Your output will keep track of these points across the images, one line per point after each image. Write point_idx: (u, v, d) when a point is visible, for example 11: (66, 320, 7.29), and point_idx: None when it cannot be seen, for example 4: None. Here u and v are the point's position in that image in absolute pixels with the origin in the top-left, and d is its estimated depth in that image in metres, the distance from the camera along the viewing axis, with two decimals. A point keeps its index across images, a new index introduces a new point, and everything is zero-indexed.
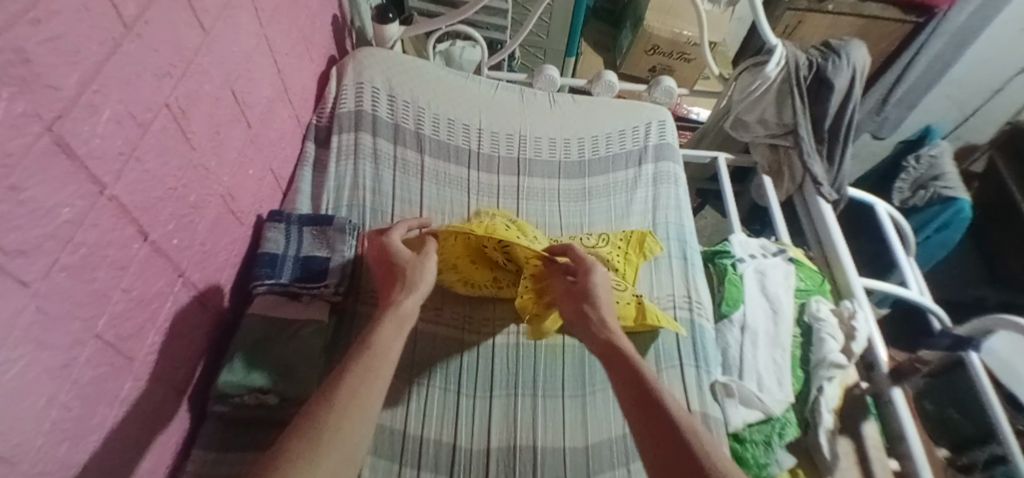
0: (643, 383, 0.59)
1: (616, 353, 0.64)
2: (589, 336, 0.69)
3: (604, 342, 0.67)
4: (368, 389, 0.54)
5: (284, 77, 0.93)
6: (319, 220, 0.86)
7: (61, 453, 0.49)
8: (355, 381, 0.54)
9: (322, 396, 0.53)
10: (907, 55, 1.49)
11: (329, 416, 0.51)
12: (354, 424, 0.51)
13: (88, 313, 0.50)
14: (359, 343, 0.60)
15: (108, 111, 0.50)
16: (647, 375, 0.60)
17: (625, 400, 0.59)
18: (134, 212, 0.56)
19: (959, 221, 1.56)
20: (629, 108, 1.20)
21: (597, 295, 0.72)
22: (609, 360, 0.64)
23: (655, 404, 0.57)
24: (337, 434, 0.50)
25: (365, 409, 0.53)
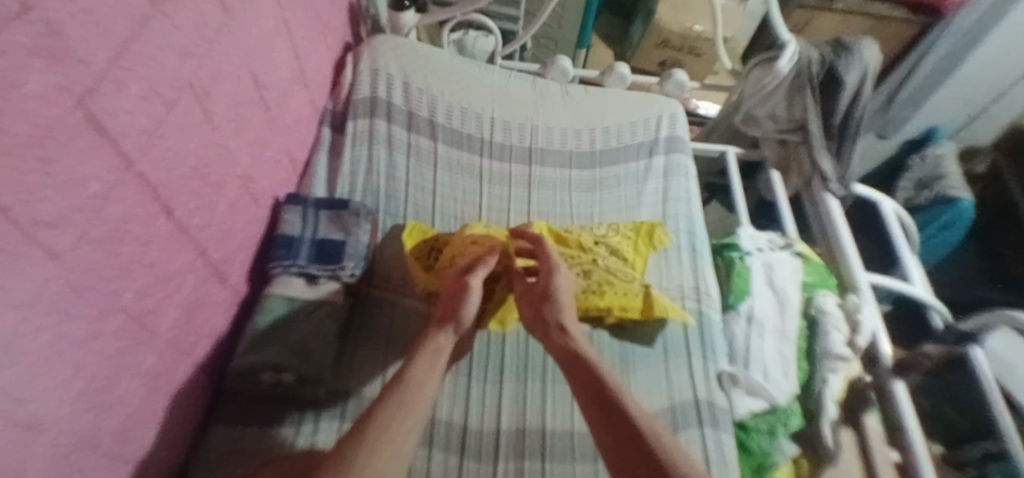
0: (601, 384, 0.60)
1: (572, 358, 0.65)
2: (550, 341, 0.69)
3: (562, 346, 0.67)
4: (401, 425, 0.52)
5: (302, 62, 0.94)
6: (335, 203, 0.87)
7: (85, 422, 0.50)
8: (388, 415, 0.53)
9: (358, 425, 0.52)
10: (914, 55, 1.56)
11: (359, 446, 0.49)
12: (384, 460, 0.48)
13: (113, 287, 0.51)
14: (393, 379, 0.59)
15: (134, 88, 0.51)
16: (608, 378, 0.61)
17: (588, 405, 0.59)
18: (158, 189, 0.56)
19: (961, 222, 1.57)
20: (640, 101, 1.21)
21: (559, 298, 0.73)
22: (568, 363, 0.65)
23: (614, 404, 0.57)
24: (369, 467, 0.47)
25: (396, 444, 0.50)
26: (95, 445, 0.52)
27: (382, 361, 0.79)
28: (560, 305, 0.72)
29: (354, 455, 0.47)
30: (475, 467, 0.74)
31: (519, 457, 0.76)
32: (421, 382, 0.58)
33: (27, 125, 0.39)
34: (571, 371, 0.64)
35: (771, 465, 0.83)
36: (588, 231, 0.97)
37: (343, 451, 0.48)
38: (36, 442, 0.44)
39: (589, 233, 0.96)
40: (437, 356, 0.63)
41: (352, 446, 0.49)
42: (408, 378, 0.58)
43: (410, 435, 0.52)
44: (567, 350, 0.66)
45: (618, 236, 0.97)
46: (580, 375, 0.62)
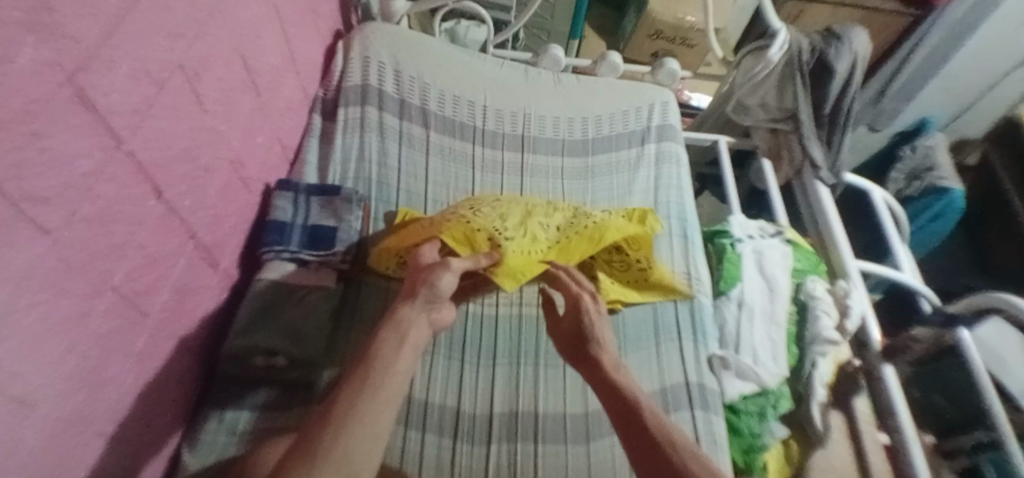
0: (637, 418, 0.56)
1: (610, 388, 0.61)
2: (587, 371, 0.66)
3: (602, 380, 0.63)
4: (370, 409, 0.48)
5: (292, 47, 0.93)
6: (326, 190, 0.87)
7: (78, 400, 0.50)
8: (353, 396, 0.49)
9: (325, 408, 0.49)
10: (905, 48, 1.50)
11: (324, 431, 0.46)
12: (352, 441, 0.45)
13: (106, 266, 0.51)
14: (359, 358, 0.55)
15: (124, 66, 0.51)
16: (639, 397, 0.59)
17: (625, 434, 0.55)
18: (149, 169, 0.56)
19: (951, 212, 1.59)
20: (632, 89, 1.22)
21: (599, 333, 0.69)
22: (610, 398, 0.60)
23: (658, 438, 0.53)
24: (331, 452, 0.44)
25: (367, 426, 0.47)
26: (88, 423, 0.52)
27: None
28: (601, 338, 0.69)
29: (319, 441, 0.45)
30: (468, 449, 0.75)
31: (510, 439, 0.76)
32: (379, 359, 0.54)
33: (18, 99, 0.38)
34: (610, 401, 0.60)
35: (759, 446, 0.83)
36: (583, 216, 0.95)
37: (308, 438, 0.45)
38: (31, 418, 0.44)
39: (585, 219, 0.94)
40: (404, 327, 0.59)
41: (317, 432, 0.46)
42: (378, 359, 0.54)
43: (383, 414, 0.49)
44: (604, 382, 0.62)
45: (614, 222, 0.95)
46: (622, 412, 0.58)
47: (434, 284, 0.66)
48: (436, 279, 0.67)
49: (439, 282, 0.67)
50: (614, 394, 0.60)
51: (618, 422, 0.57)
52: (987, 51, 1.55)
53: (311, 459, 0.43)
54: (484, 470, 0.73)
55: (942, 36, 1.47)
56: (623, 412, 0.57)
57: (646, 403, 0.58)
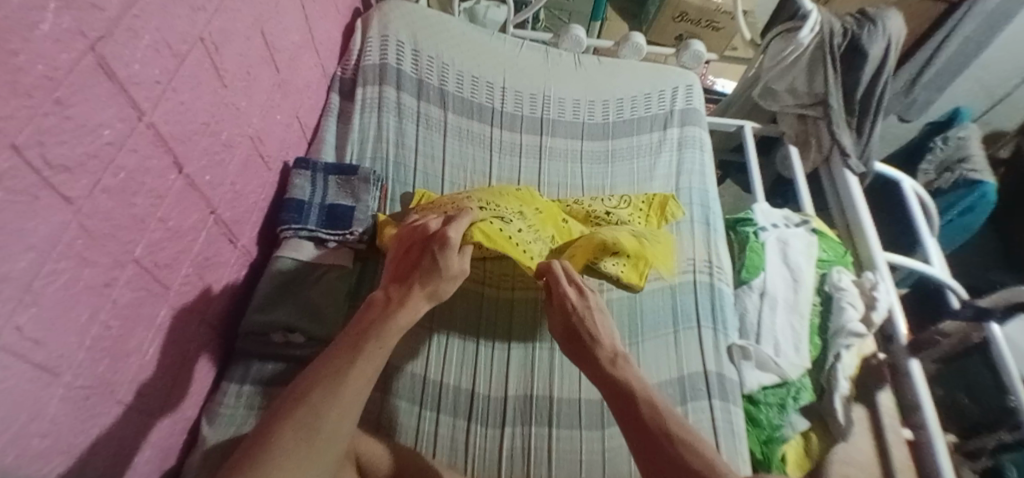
0: (642, 415, 0.55)
1: (616, 390, 0.59)
2: (590, 372, 0.64)
3: (604, 379, 0.62)
4: (337, 375, 0.52)
5: (311, 24, 0.92)
6: (344, 169, 0.86)
7: (101, 369, 0.51)
8: (364, 372, 0.54)
9: (328, 376, 0.52)
10: (939, 36, 1.41)
11: (327, 401, 0.50)
12: (315, 405, 0.50)
13: (128, 238, 0.51)
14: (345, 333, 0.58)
15: (146, 38, 0.51)
16: (638, 387, 0.59)
17: (634, 432, 0.54)
18: (170, 143, 0.56)
19: (983, 205, 1.53)
20: (655, 72, 1.19)
21: (593, 328, 0.68)
22: (613, 392, 0.60)
23: (654, 430, 0.53)
24: (307, 417, 0.49)
25: (337, 392, 0.51)
26: (112, 392, 0.53)
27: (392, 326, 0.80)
28: (596, 332, 0.67)
29: (323, 417, 0.49)
30: (482, 431, 0.75)
31: (525, 422, 0.76)
32: (385, 342, 0.57)
33: (43, 66, 0.38)
34: (618, 402, 0.58)
35: (780, 438, 0.82)
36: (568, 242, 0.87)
37: (312, 407, 0.50)
38: (54, 386, 0.45)
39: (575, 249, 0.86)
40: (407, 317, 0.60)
41: (323, 405, 0.50)
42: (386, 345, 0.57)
43: (353, 384, 0.52)
44: (608, 382, 0.61)
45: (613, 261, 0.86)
46: (627, 413, 0.57)
47: (446, 289, 0.65)
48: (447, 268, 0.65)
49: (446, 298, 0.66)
50: (620, 390, 0.59)
51: (618, 416, 0.57)
52: (1022, 39, 1.47)
53: (318, 436, 0.49)
54: (498, 451, 0.73)
55: (977, 25, 1.39)
56: (625, 407, 0.57)
57: (648, 398, 0.57)
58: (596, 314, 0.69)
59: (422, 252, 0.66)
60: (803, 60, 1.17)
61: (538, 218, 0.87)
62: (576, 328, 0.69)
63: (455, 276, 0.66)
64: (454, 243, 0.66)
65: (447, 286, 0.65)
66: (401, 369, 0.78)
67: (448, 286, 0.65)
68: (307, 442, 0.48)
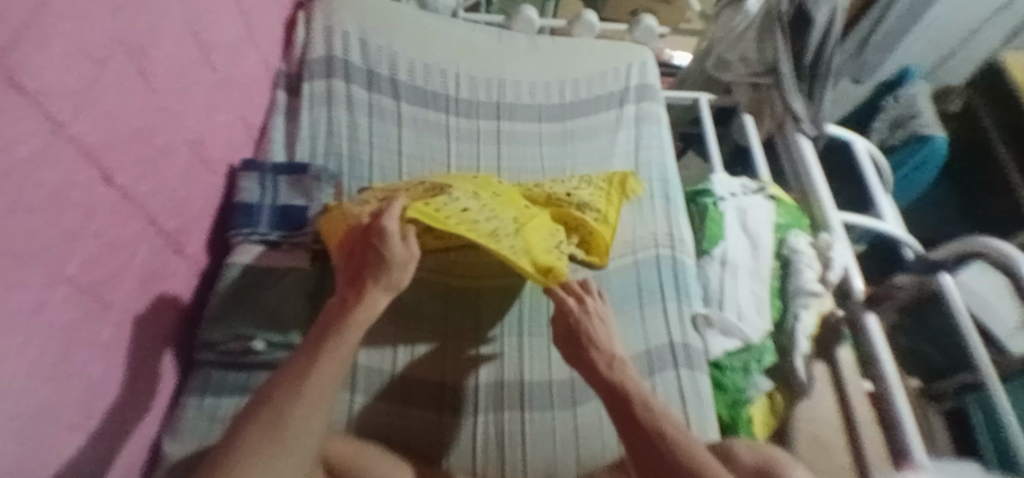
0: (634, 418, 0.57)
1: (612, 392, 0.61)
2: (587, 373, 0.65)
3: (599, 381, 0.63)
4: (301, 376, 0.53)
5: (248, 18, 0.89)
6: (295, 168, 0.84)
7: (44, 394, 0.49)
8: (327, 369, 0.54)
9: (294, 376, 0.53)
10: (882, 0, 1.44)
11: (292, 400, 0.51)
12: (281, 406, 0.51)
13: (58, 257, 0.49)
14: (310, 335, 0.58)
15: (60, 45, 0.48)
16: (633, 389, 0.60)
17: (629, 437, 0.56)
18: (96, 154, 0.54)
19: (935, 160, 1.58)
20: (609, 49, 1.18)
21: (593, 333, 0.68)
22: (609, 394, 0.61)
23: (649, 431, 0.55)
24: (275, 418, 0.50)
25: (302, 391, 0.52)
26: (59, 417, 0.51)
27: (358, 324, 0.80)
28: (597, 339, 0.68)
29: (290, 415, 0.50)
30: (454, 421, 0.75)
31: (498, 408, 0.77)
32: (344, 338, 0.56)
33: None
34: (613, 405, 0.60)
35: (745, 399, 0.84)
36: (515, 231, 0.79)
37: (278, 406, 0.51)
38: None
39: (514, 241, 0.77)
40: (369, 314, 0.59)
41: (289, 402, 0.51)
42: (345, 339, 0.56)
43: (319, 380, 0.53)
44: (604, 384, 0.62)
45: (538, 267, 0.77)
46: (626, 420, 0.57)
47: (401, 277, 0.63)
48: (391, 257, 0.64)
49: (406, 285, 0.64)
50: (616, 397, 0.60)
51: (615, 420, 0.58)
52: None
53: (285, 434, 0.49)
54: (473, 440, 0.74)
55: None
56: (621, 411, 0.58)
57: (641, 398, 0.59)
58: (597, 321, 0.70)
59: (368, 246, 0.65)
60: (752, 30, 1.20)
61: (497, 201, 0.82)
62: (574, 332, 0.69)
63: (406, 261, 0.64)
64: (392, 230, 0.65)
65: (401, 274, 0.63)
66: (368, 367, 0.78)
67: (402, 274, 0.63)
68: (275, 440, 0.49)
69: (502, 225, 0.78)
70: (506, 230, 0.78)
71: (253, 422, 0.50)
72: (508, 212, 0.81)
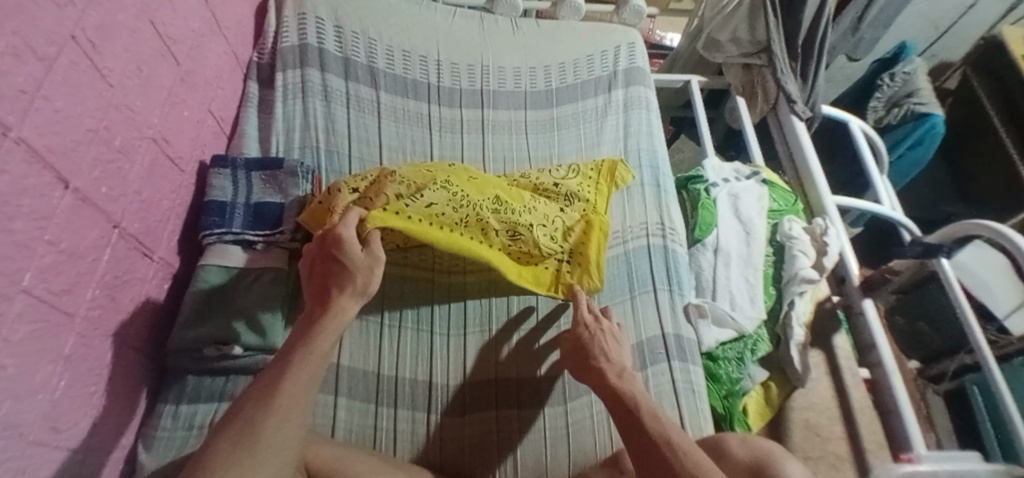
0: (639, 425, 0.57)
1: (617, 399, 0.61)
2: (594, 383, 0.65)
3: (603, 385, 0.64)
4: (275, 383, 0.51)
5: (214, 8, 0.84)
6: (268, 164, 0.80)
7: (5, 413, 0.46)
8: (301, 377, 0.52)
9: (265, 388, 0.51)
10: None
11: (263, 410, 0.49)
12: (254, 414, 0.49)
13: (11, 268, 0.46)
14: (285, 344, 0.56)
15: (3, 42, 0.44)
16: (641, 399, 0.60)
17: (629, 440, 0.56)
18: (49, 157, 0.50)
19: (932, 138, 1.56)
20: (595, 32, 1.15)
21: (605, 347, 0.69)
22: (612, 401, 0.61)
23: (654, 439, 0.55)
24: (246, 428, 0.48)
25: (275, 398, 0.50)
26: (26, 435, 0.48)
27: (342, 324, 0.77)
28: (608, 351, 0.68)
29: (262, 425, 0.48)
30: (442, 421, 0.73)
31: (488, 407, 0.75)
32: (315, 346, 0.55)
33: None
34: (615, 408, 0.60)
35: (739, 391, 0.83)
36: (494, 212, 0.79)
37: (248, 419, 0.48)
38: None
39: (492, 223, 0.78)
40: (340, 322, 0.58)
41: (261, 415, 0.49)
42: (315, 347, 0.55)
43: (294, 387, 0.51)
44: (610, 390, 0.62)
45: (521, 245, 0.80)
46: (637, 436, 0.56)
47: (368, 281, 0.62)
48: (351, 260, 0.62)
49: (376, 289, 0.63)
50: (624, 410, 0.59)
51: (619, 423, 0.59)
52: None
53: (257, 444, 0.47)
54: (462, 440, 0.72)
55: None
56: (622, 414, 0.59)
57: (647, 408, 0.59)
58: (610, 339, 0.71)
59: (329, 254, 0.63)
60: (743, 8, 1.16)
61: (472, 185, 0.81)
62: (586, 343, 0.70)
63: (370, 265, 0.63)
64: (348, 237, 0.63)
65: (368, 278, 0.62)
66: (351, 368, 0.75)
67: (369, 278, 0.62)
68: (246, 451, 0.46)
69: (479, 209, 0.78)
70: (482, 213, 0.78)
71: (222, 438, 0.47)
72: (488, 194, 0.80)
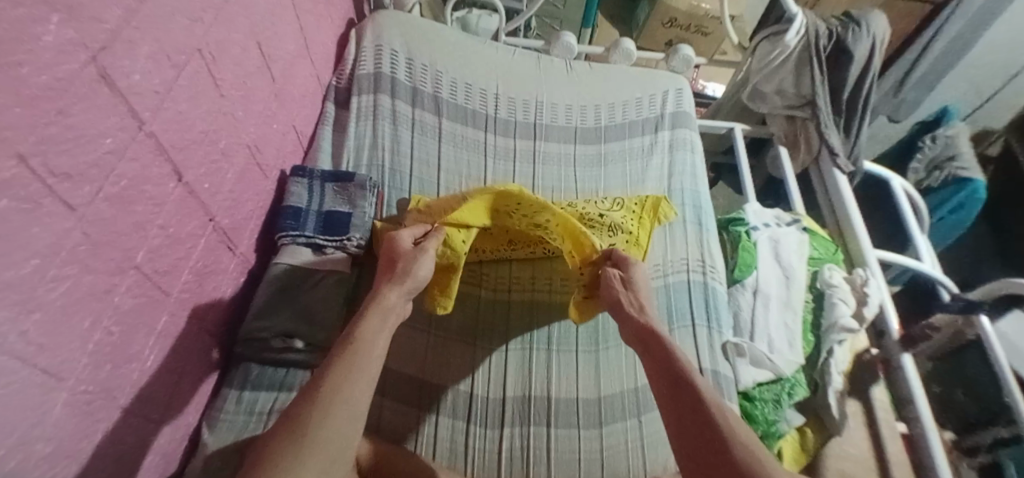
0: (690, 386, 0.58)
1: (662, 353, 0.63)
2: (636, 328, 0.69)
3: (637, 326, 0.69)
4: (320, 382, 0.55)
5: (306, 34, 0.94)
6: (341, 176, 0.87)
7: (104, 375, 0.51)
8: (341, 376, 0.56)
9: (311, 387, 0.55)
10: (913, 52, 1.47)
11: (308, 408, 0.53)
12: (303, 410, 0.53)
13: (128, 244, 0.52)
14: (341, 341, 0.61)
15: (145, 49, 0.52)
16: (679, 356, 0.62)
17: (669, 394, 0.59)
18: (170, 151, 0.57)
19: (973, 202, 1.56)
20: (645, 77, 1.21)
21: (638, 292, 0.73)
22: (647, 346, 0.66)
23: (690, 394, 0.57)
24: (295, 424, 0.52)
25: (318, 398, 0.54)
26: (114, 398, 0.53)
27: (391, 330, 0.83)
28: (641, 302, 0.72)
29: (308, 419, 0.52)
30: (481, 432, 0.76)
31: (522, 422, 0.77)
32: (357, 341, 0.60)
33: (45, 76, 0.39)
34: (657, 366, 0.62)
35: (775, 433, 0.83)
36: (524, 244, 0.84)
37: (295, 418, 0.52)
38: (56, 391, 0.45)
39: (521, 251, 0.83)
40: (386, 312, 0.64)
41: (306, 412, 0.53)
42: (358, 339, 0.60)
43: (335, 385, 0.55)
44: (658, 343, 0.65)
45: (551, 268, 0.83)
46: (671, 387, 0.59)
47: (415, 270, 0.69)
48: (402, 253, 0.71)
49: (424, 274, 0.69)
50: (661, 351, 0.63)
51: (655, 380, 0.61)
52: (1013, 30, 1.48)
53: (305, 435, 0.51)
54: (498, 453, 0.75)
55: (963, 25, 1.40)
56: (664, 380, 0.60)
57: (684, 359, 0.62)
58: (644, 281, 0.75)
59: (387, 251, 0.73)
60: (789, 63, 1.19)
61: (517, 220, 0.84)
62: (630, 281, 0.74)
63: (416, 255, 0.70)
64: (400, 235, 0.73)
65: (414, 265, 0.69)
66: (400, 373, 0.79)
67: (415, 265, 0.69)
68: (296, 445, 0.50)
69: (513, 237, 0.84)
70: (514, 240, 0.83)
71: (275, 434, 0.52)
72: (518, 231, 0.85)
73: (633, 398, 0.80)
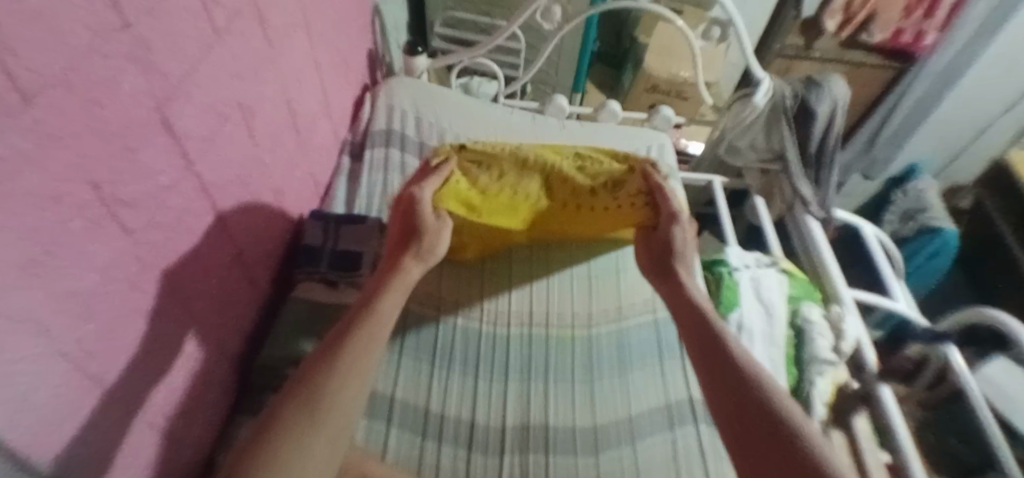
0: (727, 353, 0.63)
1: (693, 319, 0.70)
2: (671, 289, 0.78)
3: (675, 292, 0.77)
4: (341, 346, 0.60)
5: (327, 94, 1.05)
6: (353, 219, 0.94)
7: (138, 389, 0.55)
8: (360, 346, 0.60)
9: (330, 352, 0.60)
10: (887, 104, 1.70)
11: (327, 374, 0.57)
12: (321, 375, 0.57)
13: (169, 270, 0.58)
14: (360, 307, 0.66)
15: (197, 100, 0.61)
16: (715, 323, 0.68)
17: (701, 357, 0.64)
18: (209, 189, 0.65)
19: (947, 251, 1.64)
20: (631, 133, 1.33)
21: (682, 253, 0.83)
22: (686, 313, 0.72)
23: (727, 362, 0.62)
24: (312, 388, 0.56)
25: (336, 364, 0.58)
26: (145, 412, 0.57)
27: (397, 361, 0.87)
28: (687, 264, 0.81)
29: (324, 385, 0.56)
30: (482, 460, 0.79)
31: (522, 450, 0.80)
32: (380, 312, 0.65)
33: (121, 117, 0.47)
34: (690, 329, 0.69)
35: None
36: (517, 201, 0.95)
37: (314, 381, 0.56)
38: (99, 398, 0.49)
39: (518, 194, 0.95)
40: (406, 280, 0.72)
41: (323, 377, 0.57)
42: (379, 310, 0.65)
43: (354, 358, 0.59)
44: (689, 308, 0.73)
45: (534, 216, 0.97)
46: (708, 354, 0.64)
47: (434, 245, 0.80)
48: (427, 224, 0.80)
49: (438, 249, 0.80)
50: (695, 320, 0.70)
51: (693, 340, 0.67)
52: (971, 96, 1.69)
53: (318, 400, 0.55)
54: None
55: (926, 86, 1.61)
56: (705, 349, 0.65)
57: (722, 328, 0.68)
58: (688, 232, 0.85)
59: (405, 218, 0.81)
60: (760, 121, 1.31)
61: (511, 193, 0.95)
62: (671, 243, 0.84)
63: (438, 228, 0.81)
64: (424, 204, 0.82)
65: (434, 240, 0.80)
66: (405, 402, 0.83)
67: (434, 240, 0.80)
68: (309, 409, 0.54)
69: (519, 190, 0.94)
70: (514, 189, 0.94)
71: (288, 396, 0.55)
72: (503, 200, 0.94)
73: (627, 428, 0.84)
